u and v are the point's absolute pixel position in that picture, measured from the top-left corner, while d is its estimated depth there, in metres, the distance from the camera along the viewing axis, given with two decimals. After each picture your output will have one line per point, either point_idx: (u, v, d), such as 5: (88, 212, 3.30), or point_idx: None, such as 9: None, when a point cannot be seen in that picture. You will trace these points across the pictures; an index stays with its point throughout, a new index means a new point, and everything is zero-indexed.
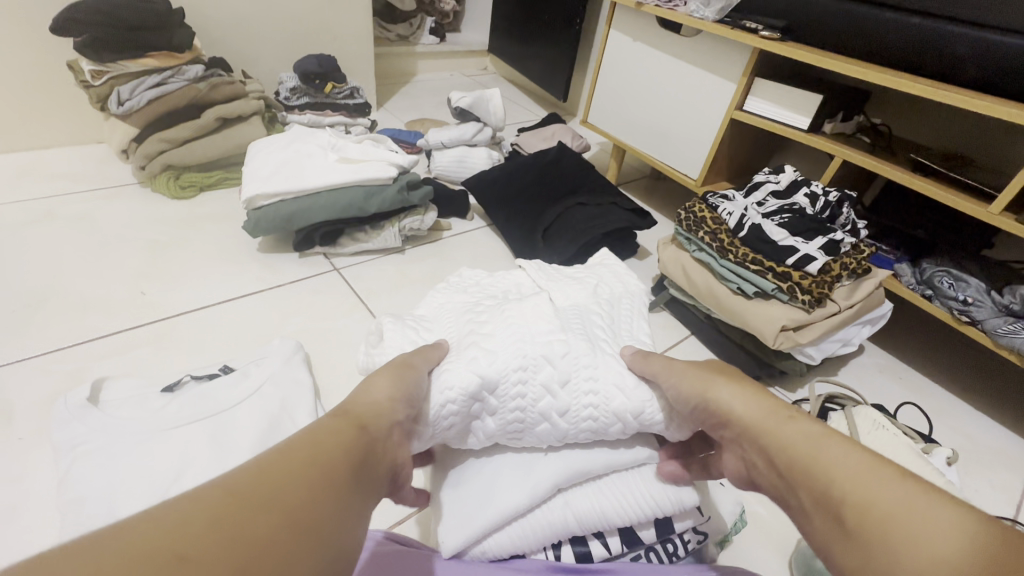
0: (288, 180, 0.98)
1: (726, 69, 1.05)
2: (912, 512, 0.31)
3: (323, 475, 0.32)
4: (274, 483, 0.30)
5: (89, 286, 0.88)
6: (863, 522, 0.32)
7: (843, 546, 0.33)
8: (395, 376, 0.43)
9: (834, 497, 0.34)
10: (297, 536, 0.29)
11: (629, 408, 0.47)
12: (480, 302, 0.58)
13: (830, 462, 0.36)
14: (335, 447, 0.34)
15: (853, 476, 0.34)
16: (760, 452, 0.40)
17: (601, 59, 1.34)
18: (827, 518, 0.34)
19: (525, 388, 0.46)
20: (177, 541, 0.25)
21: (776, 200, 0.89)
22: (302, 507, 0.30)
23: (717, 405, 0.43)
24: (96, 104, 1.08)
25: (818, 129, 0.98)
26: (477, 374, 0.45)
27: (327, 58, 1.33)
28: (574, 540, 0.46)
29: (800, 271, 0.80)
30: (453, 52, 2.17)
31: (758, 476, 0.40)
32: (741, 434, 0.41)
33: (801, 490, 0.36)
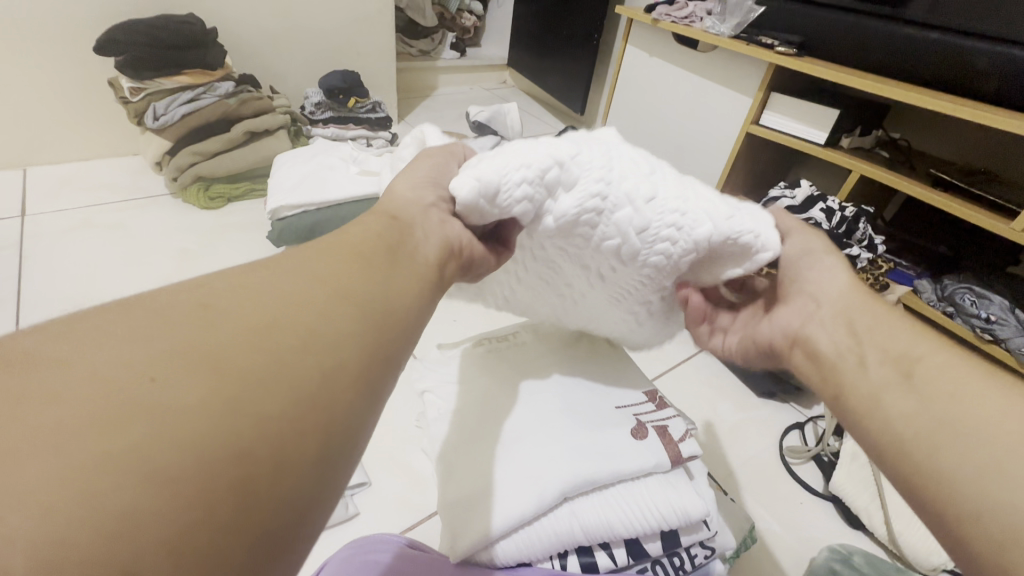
0: (310, 192, 1.01)
1: (743, 83, 1.05)
2: (988, 386, 0.30)
3: (371, 259, 0.28)
4: (311, 269, 0.26)
5: (121, 291, 0.92)
6: (932, 381, 0.31)
7: (897, 393, 0.32)
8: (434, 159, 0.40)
9: (908, 360, 0.33)
10: (349, 306, 0.25)
11: (720, 211, 0.39)
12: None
13: (893, 332, 0.35)
14: (376, 235, 0.31)
15: (921, 343, 0.34)
16: (836, 313, 0.38)
17: (618, 74, 1.35)
18: (889, 367, 0.33)
19: (609, 163, 0.38)
20: (213, 315, 0.22)
21: (791, 215, 0.89)
22: (348, 284, 0.26)
23: (806, 272, 0.41)
24: (133, 119, 1.13)
25: (836, 143, 0.98)
26: (558, 142, 0.38)
27: (350, 74, 1.38)
28: (580, 550, 0.47)
29: None
30: (473, 66, 2.22)
31: (819, 332, 0.38)
32: (816, 293, 0.40)
33: (871, 349, 0.35)
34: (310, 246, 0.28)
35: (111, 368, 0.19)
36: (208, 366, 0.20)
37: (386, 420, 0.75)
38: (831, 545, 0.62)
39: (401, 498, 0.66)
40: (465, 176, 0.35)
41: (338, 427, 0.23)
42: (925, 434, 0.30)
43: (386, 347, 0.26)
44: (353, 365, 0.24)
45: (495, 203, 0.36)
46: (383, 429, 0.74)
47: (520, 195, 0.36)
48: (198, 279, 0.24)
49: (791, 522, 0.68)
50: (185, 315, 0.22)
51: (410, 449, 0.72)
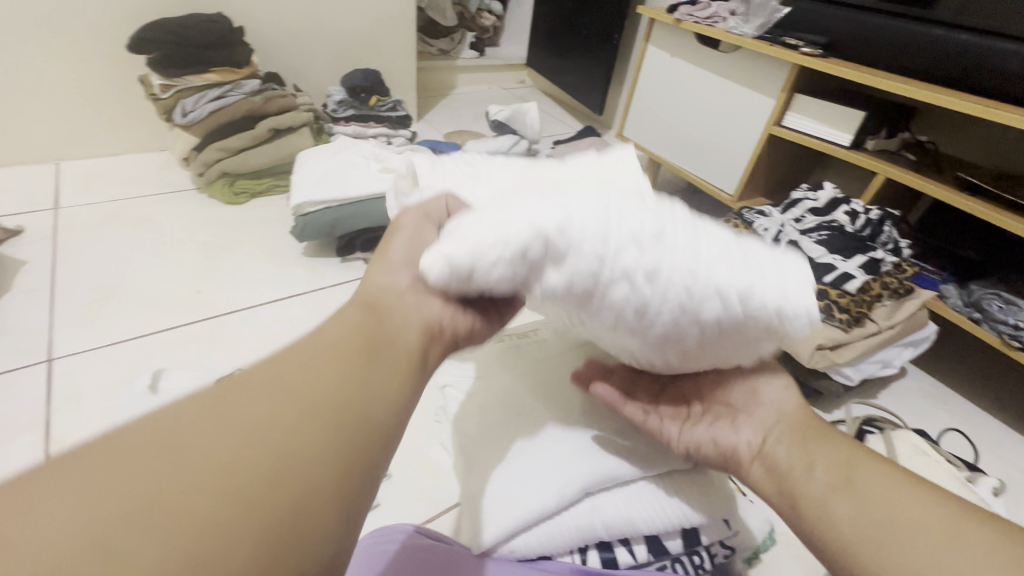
0: (333, 189, 1.03)
1: (766, 84, 1.04)
2: (914, 491, 0.34)
3: (348, 367, 0.29)
4: (285, 384, 0.27)
5: (150, 283, 0.95)
6: (869, 488, 0.35)
7: (845, 504, 0.35)
8: (414, 237, 0.38)
9: (848, 471, 0.36)
10: (322, 421, 0.26)
11: (734, 283, 0.32)
12: (536, 170, 0.47)
13: (831, 442, 0.39)
14: (355, 337, 0.31)
15: (855, 453, 0.38)
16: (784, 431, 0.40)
17: (638, 75, 1.35)
18: (833, 474, 0.37)
19: (612, 224, 0.31)
20: (183, 445, 0.23)
21: (814, 217, 0.89)
22: (320, 397, 0.27)
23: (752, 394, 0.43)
24: (163, 115, 1.15)
25: (861, 146, 0.97)
26: (544, 202, 0.31)
27: (372, 73, 1.42)
28: (601, 545, 0.47)
29: (838, 289, 0.79)
30: (492, 66, 2.23)
31: (778, 447, 0.40)
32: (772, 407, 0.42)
33: (818, 463, 0.38)
34: (289, 356, 0.29)
35: (86, 528, 0.19)
36: (173, 500, 0.21)
37: None
38: None
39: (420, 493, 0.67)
40: (435, 252, 0.31)
41: (312, 562, 0.23)
42: (873, 541, 0.33)
43: (361, 459, 0.26)
44: (324, 481, 0.24)
45: (466, 280, 0.31)
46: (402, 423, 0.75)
47: (496, 265, 0.30)
48: (181, 403, 0.25)
49: None
50: (148, 449, 0.22)
51: (428, 442, 0.73)
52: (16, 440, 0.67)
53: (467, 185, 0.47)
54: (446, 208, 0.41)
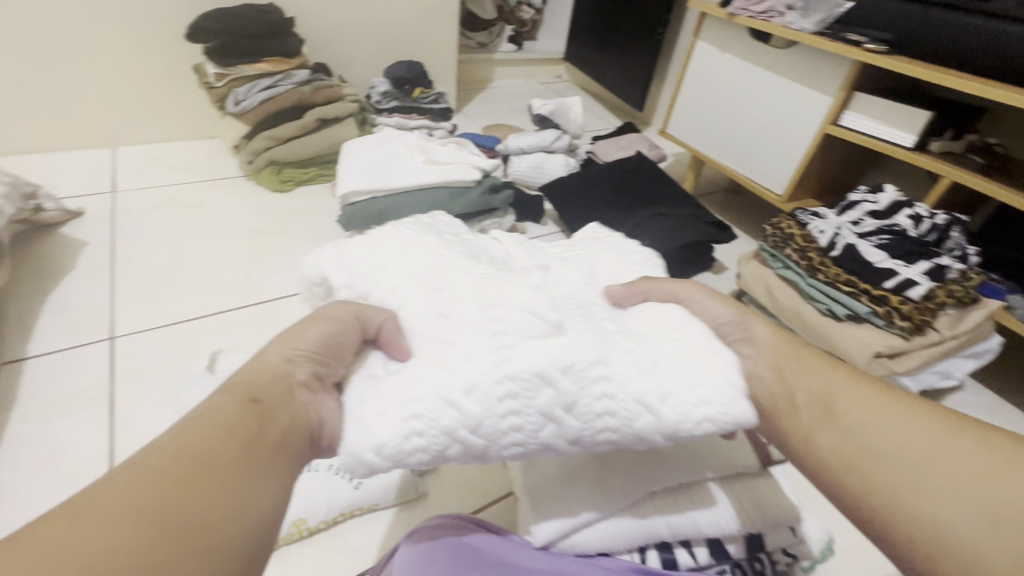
0: (379, 179, 1.04)
1: (823, 82, 1.01)
2: (902, 413, 0.36)
3: (220, 460, 0.29)
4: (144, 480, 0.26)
5: (203, 267, 0.97)
6: (850, 414, 0.37)
7: (831, 435, 0.37)
8: (316, 341, 0.37)
9: (833, 402, 0.38)
10: (185, 515, 0.26)
11: (663, 416, 0.34)
12: (466, 261, 0.44)
13: (807, 374, 0.41)
14: (234, 420, 0.31)
15: (835, 380, 0.40)
16: (770, 361, 0.42)
17: (685, 71, 1.32)
18: (815, 408, 0.39)
19: (521, 409, 0.33)
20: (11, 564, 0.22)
21: (874, 220, 0.85)
22: (190, 489, 0.27)
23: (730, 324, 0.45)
24: (216, 103, 1.18)
25: (924, 148, 0.93)
26: (447, 400, 0.32)
27: (415, 65, 1.41)
28: (661, 546, 0.47)
29: (899, 295, 0.76)
30: (530, 60, 2.22)
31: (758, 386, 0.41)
32: (755, 349, 0.43)
33: (798, 391, 0.40)
34: (152, 442, 0.28)
35: None
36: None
37: None
38: None
39: (465, 483, 0.67)
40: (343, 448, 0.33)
41: None
42: (858, 470, 0.35)
43: (224, 556, 0.26)
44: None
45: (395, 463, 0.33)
46: None
47: (415, 466, 0.33)
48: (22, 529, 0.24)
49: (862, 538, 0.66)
50: None
51: None
52: (81, 413, 0.70)
53: (383, 274, 0.43)
54: (363, 316, 0.39)
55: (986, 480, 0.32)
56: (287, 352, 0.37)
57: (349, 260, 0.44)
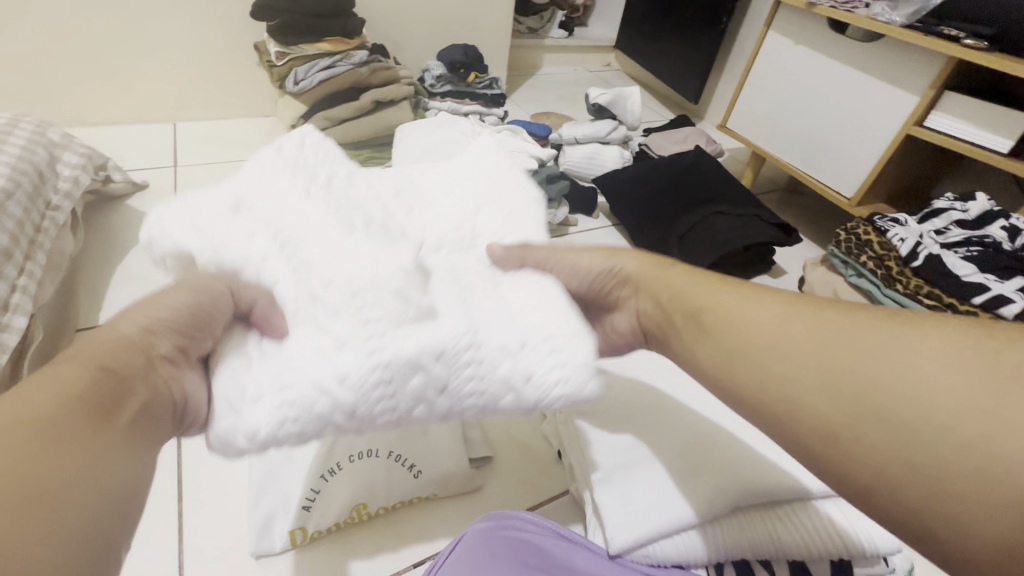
0: (435, 165, 1.04)
1: (909, 79, 0.95)
2: (758, 304, 0.35)
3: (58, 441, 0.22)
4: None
5: None
6: (721, 322, 0.36)
7: (706, 347, 0.36)
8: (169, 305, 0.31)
9: (699, 309, 0.37)
10: (12, 511, 0.19)
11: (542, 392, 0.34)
12: (337, 220, 0.38)
13: (688, 289, 0.40)
14: (78, 387, 0.25)
15: (708, 289, 0.38)
16: (648, 295, 0.43)
17: (752, 63, 1.26)
18: (691, 325, 0.38)
19: (397, 399, 0.32)
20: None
21: (960, 229, 0.80)
22: (24, 475, 0.21)
23: (612, 271, 0.44)
24: (276, 82, 1.19)
25: (1021, 154, 0.86)
26: (319, 387, 0.30)
27: (472, 49, 1.39)
28: (739, 564, 0.45)
29: (989, 312, 0.71)
30: (580, 47, 2.16)
31: (642, 318, 0.43)
32: (637, 287, 0.44)
33: (675, 313, 0.40)
34: None
35: None
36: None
37: None
38: None
39: (519, 480, 0.66)
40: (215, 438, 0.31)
41: None
42: (733, 375, 0.33)
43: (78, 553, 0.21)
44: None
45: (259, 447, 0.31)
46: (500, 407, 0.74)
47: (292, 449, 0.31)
48: None
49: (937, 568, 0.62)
50: None
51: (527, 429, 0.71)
52: None
53: (253, 243, 0.36)
54: (237, 290, 0.34)
55: (838, 351, 0.29)
56: (146, 320, 0.31)
57: (201, 224, 0.36)
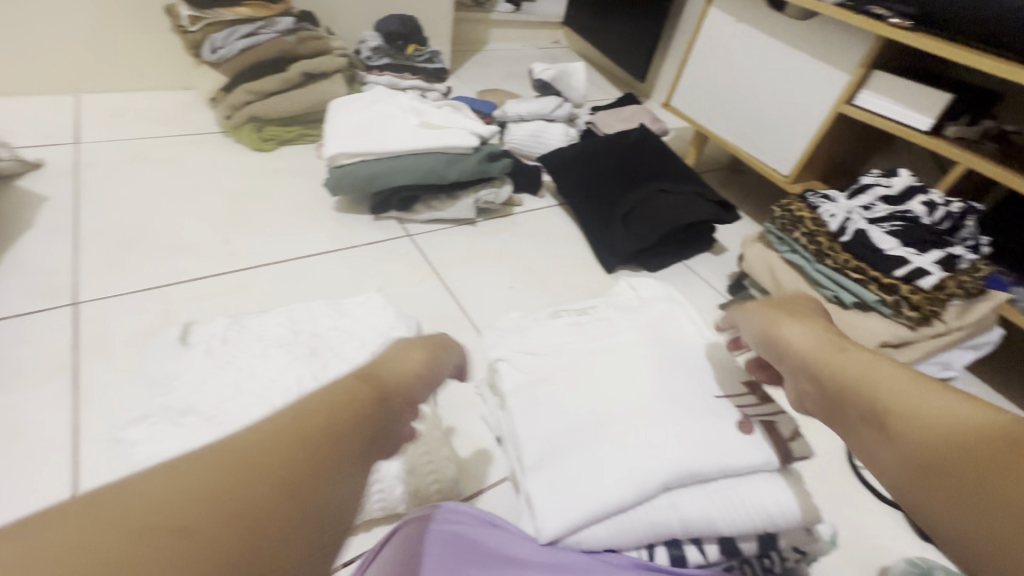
0: (370, 141, 0.98)
1: (840, 58, 0.97)
2: (936, 403, 0.36)
3: (309, 431, 0.30)
4: (241, 448, 0.28)
5: (177, 229, 0.90)
6: (897, 419, 0.36)
7: (883, 444, 0.36)
8: (413, 356, 0.43)
9: (873, 399, 0.39)
10: (303, 461, 0.29)
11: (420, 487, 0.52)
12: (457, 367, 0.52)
13: (871, 377, 0.40)
14: (339, 408, 0.33)
15: (891, 383, 0.39)
16: (812, 375, 0.44)
17: (695, 39, 1.25)
18: (865, 418, 0.38)
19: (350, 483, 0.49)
20: (114, 513, 0.24)
21: (887, 205, 0.83)
22: (305, 453, 0.29)
23: (781, 342, 0.48)
24: (191, 50, 1.08)
25: (940, 132, 0.90)
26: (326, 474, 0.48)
27: (410, 20, 1.32)
28: (669, 541, 0.45)
29: (908, 284, 0.74)
30: (528, 22, 2.10)
31: (792, 387, 0.46)
32: (799, 366, 0.45)
33: (850, 403, 0.40)
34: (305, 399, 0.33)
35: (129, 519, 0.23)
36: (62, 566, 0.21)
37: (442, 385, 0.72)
38: (909, 558, 0.60)
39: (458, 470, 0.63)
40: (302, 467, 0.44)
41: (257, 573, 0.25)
42: (912, 478, 0.33)
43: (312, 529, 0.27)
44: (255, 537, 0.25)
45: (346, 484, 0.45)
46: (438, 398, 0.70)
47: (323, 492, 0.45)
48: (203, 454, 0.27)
49: (861, 529, 0.65)
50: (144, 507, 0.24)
51: (466, 420, 0.68)
52: (42, 385, 0.64)
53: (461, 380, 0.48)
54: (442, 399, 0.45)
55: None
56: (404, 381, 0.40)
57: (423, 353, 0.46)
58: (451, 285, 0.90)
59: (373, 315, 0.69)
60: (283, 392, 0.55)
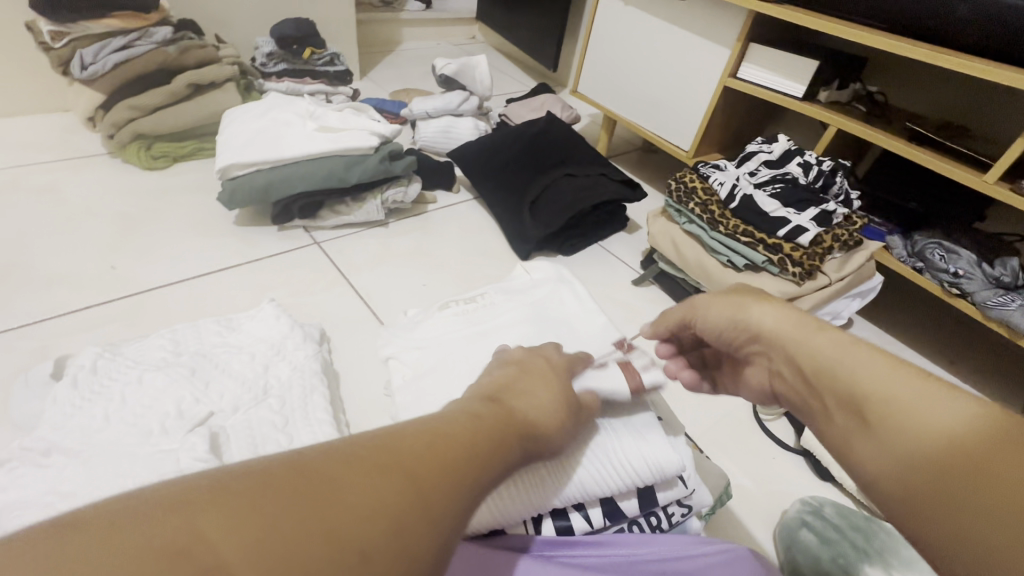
0: (265, 150, 0.94)
1: (720, 33, 1.01)
2: (923, 393, 0.33)
3: (461, 460, 0.28)
4: (402, 454, 0.26)
5: (55, 260, 0.84)
6: (880, 415, 0.34)
7: (867, 443, 0.34)
8: (559, 392, 0.39)
9: (853, 393, 0.36)
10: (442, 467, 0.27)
11: None
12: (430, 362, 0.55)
13: (850, 365, 0.37)
14: (480, 433, 0.31)
15: (871, 371, 0.35)
16: (788, 360, 0.41)
17: (591, 25, 1.27)
18: (847, 413, 0.36)
19: None
20: (283, 484, 0.23)
21: (768, 169, 0.87)
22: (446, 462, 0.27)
23: (745, 324, 0.44)
24: (58, 68, 1.02)
25: (814, 98, 0.96)
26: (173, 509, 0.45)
27: (304, 22, 1.28)
28: (556, 514, 0.47)
29: (791, 243, 0.79)
30: (440, 20, 2.08)
31: (759, 371, 0.45)
32: (772, 348, 0.43)
33: (827, 394, 0.38)
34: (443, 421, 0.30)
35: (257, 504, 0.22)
36: (241, 546, 0.20)
37: (349, 392, 0.71)
38: (803, 499, 0.64)
39: None
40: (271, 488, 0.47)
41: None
42: (901, 491, 0.31)
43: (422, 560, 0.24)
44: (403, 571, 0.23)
45: None
46: (344, 405, 0.69)
47: None
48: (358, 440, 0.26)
49: (764, 478, 0.69)
50: (280, 492, 0.22)
51: (375, 424, 0.67)
52: None
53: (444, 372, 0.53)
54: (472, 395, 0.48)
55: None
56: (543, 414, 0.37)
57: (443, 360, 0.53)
58: (360, 289, 0.89)
59: (265, 327, 0.67)
60: (159, 419, 0.52)
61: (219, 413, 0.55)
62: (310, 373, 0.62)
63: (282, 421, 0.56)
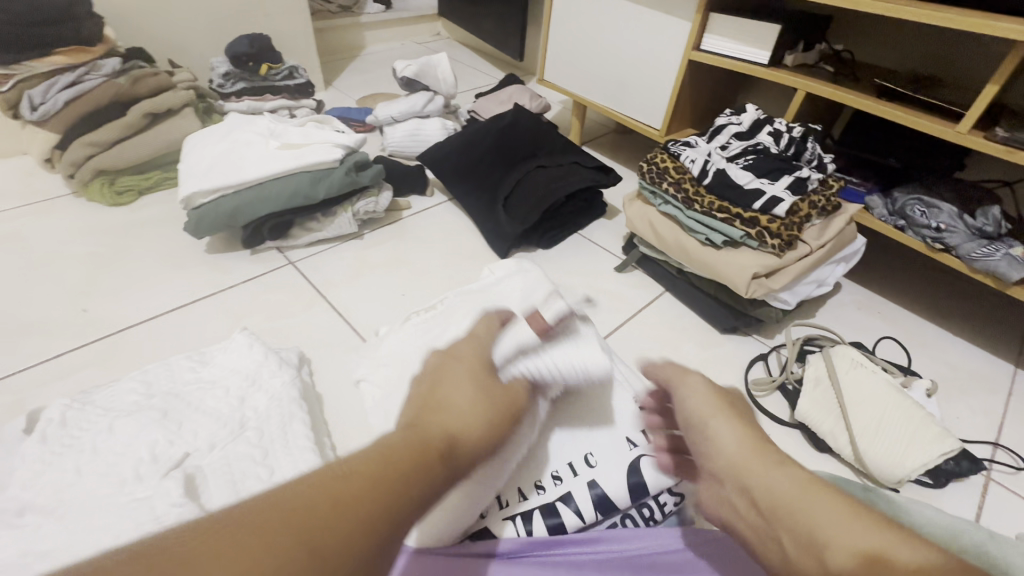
0: (225, 174, 0.92)
1: (680, 6, 0.98)
2: (888, 549, 0.30)
3: (364, 507, 0.28)
4: (296, 509, 0.26)
5: (23, 309, 0.82)
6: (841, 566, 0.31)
7: None
8: (480, 388, 0.39)
9: (814, 538, 0.32)
10: (343, 517, 0.27)
11: None
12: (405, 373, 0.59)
13: (806, 503, 0.34)
14: (395, 466, 0.30)
15: (831, 518, 0.33)
16: (744, 493, 0.37)
17: (550, 11, 1.24)
18: (805, 557, 0.32)
19: None
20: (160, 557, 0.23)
21: (739, 141, 0.86)
22: (347, 513, 0.27)
23: (703, 433, 0.42)
24: (8, 111, 1.00)
25: (780, 63, 0.94)
26: None
27: (259, 37, 1.26)
28: (546, 513, 0.47)
29: (767, 214, 0.77)
30: (401, 20, 2.05)
31: (711, 502, 0.40)
32: (724, 474, 0.39)
33: (781, 534, 0.34)
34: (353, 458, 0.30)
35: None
36: None
37: (333, 413, 0.70)
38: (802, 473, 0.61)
39: None
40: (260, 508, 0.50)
41: None
42: None
43: None
44: None
45: None
46: (329, 428, 0.68)
47: None
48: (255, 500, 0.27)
49: None
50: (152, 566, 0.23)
51: (361, 445, 0.66)
52: None
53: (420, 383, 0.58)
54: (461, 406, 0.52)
55: None
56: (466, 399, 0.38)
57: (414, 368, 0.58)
58: (338, 306, 0.87)
59: (240, 357, 0.65)
60: (132, 466, 0.51)
61: (196, 453, 0.54)
62: (287, 399, 0.61)
63: (260, 453, 0.54)
